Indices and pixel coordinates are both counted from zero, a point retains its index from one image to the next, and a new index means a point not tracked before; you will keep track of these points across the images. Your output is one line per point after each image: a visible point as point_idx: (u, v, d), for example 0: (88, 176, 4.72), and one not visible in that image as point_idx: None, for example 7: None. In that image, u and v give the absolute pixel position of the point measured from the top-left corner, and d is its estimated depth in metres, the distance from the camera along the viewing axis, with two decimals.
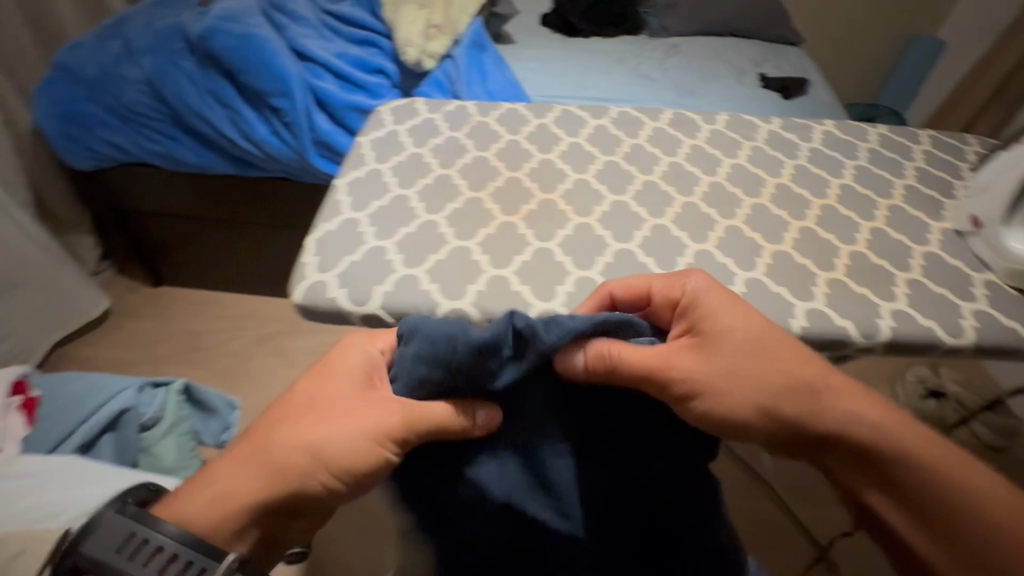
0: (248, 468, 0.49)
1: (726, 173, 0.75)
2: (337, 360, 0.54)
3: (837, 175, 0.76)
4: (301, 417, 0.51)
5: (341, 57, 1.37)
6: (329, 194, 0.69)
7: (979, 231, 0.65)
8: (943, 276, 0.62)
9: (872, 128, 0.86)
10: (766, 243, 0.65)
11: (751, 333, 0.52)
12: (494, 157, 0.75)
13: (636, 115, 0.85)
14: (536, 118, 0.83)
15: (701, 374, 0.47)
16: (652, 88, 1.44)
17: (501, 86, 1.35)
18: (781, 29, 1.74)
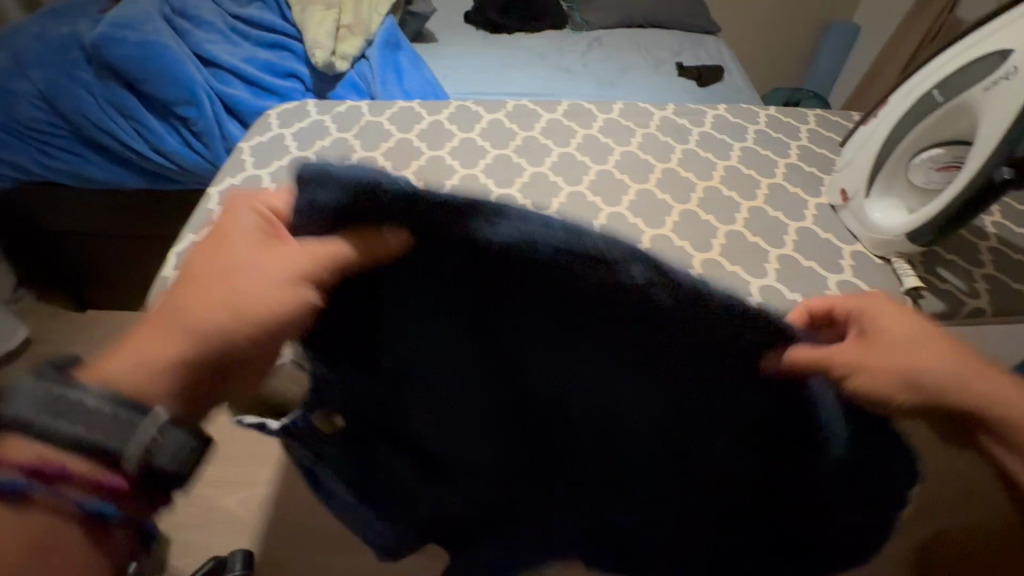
0: (159, 327, 0.35)
1: (616, 161, 0.76)
2: (228, 224, 0.40)
3: (723, 157, 0.78)
4: (215, 274, 0.37)
5: (250, 62, 1.33)
6: (201, 204, 0.66)
7: (848, 204, 0.67)
8: (812, 249, 0.64)
9: (762, 111, 0.89)
10: (647, 227, 0.66)
11: (909, 334, 0.39)
12: (381, 156, 0.74)
13: (532, 108, 0.85)
14: (429, 114, 0.82)
15: (871, 367, 0.36)
16: (572, 82, 1.45)
17: (418, 86, 1.33)
18: (698, 19, 1.78)
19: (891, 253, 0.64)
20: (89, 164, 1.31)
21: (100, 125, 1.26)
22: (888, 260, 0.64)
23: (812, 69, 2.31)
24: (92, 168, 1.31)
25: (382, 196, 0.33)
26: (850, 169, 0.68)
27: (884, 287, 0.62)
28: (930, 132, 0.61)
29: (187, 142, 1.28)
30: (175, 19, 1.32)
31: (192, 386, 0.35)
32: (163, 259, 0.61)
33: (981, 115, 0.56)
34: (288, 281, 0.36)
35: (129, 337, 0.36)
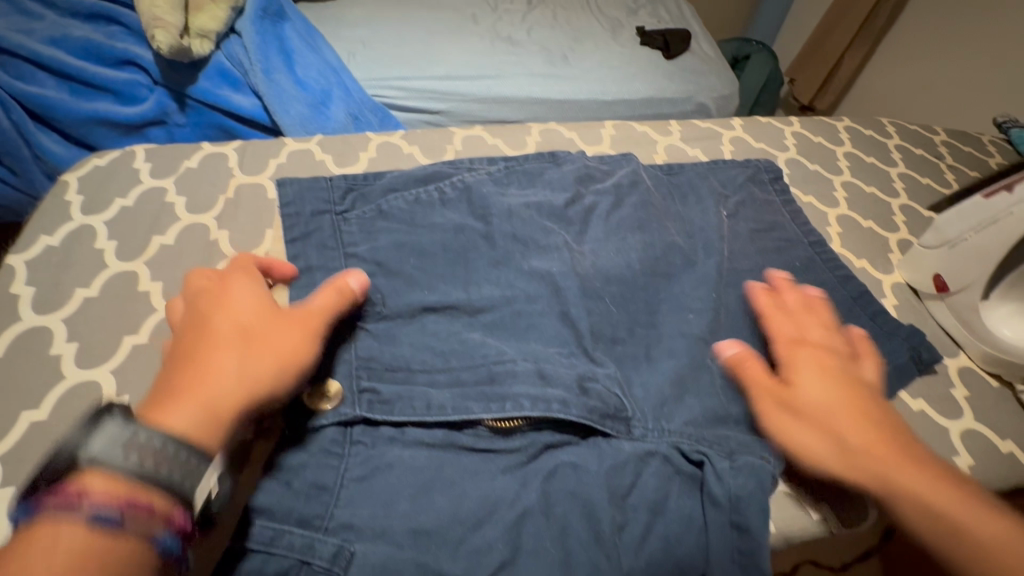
0: (289, 344, 0.41)
1: (622, 171, 0.71)
2: (233, 294, 0.42)
3: (771, 203, 0.72)
4: (183, 351, 0.38)
5: (272, 91, 1.14)
6: (136, 190, 0.63)
7: (946, 295, 0.62)
8: (953, 264, 0.61)
9: (834, 174, 0.80)
10: (546, 246, 0.59)
11: (819, 395, 0.46)
12: (208, 154, 0.68)
13: (644, 132, 0.81)
14: (585, 145, 0.77)
15: (800, 388, 0.47)
16: (534, 79, 1.40)
17: (317, 75, 1.20)
18: (645, 76, 1.49)
19: (1014, 375, 0.58)
20: (42, 137, 1.04)
21: (108, 59, 1.08)
22: (1002, 378, 0.59)
23: (977, 64, 1.54)
24: (86, 149, 1.09)
25: (342, 198, 0.61)
26: (945, 255, 0.61)
27: (896, 333, 0.59)
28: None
29: (230, 112, 1.15)
30: (167, 52, 1.06)
31: (233, 399, 0.36)
32: (58, 182, 0.63)
33: (1014, 226, 0.55)
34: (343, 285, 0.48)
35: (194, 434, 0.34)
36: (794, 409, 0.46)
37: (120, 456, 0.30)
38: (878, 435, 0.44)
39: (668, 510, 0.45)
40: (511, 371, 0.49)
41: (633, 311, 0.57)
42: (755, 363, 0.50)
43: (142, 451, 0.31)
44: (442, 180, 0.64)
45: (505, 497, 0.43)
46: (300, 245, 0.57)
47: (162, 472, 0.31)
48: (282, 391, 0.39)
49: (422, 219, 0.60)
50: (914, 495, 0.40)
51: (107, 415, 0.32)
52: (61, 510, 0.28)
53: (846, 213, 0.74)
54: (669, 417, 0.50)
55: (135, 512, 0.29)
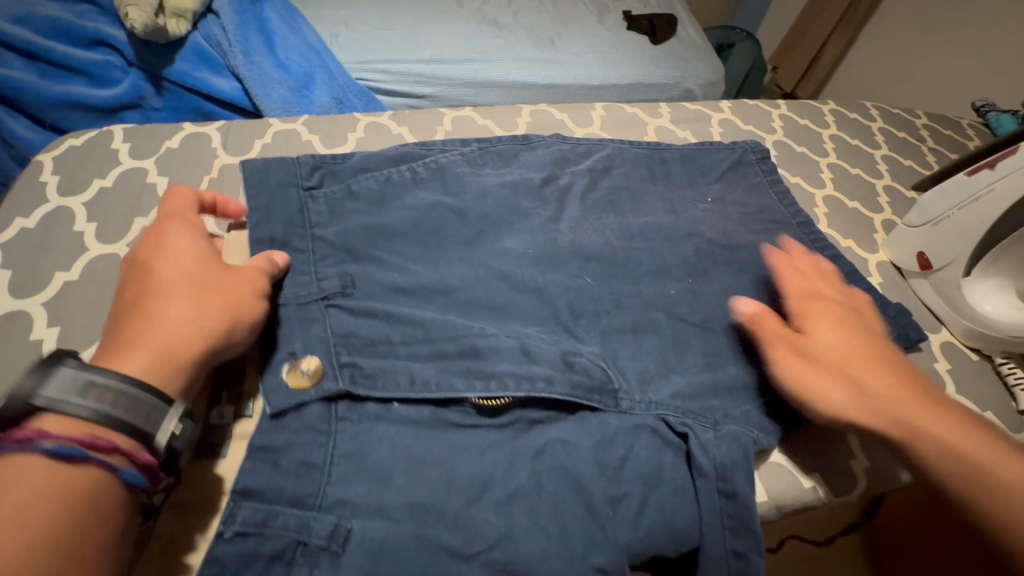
0: (243, 297, 0.42)
1: (611, 154, 0.71)
2: (179, 247, 0.43)
3: (759, 184, 0.73)
4: (131, 305, 0.39)
5: (253, 72, 1.11)
6: (114, 171, 0.61)
7: (929, 273, 0.63)
8: (937, 242, 0.62)
9: (820, 156, 0.81)
10: (536, 231, 0.60)
11: (838, 343, 0.49)
12: (189, 134, 0.66)
13: (634, 114, 0.81)
14: (576, 127, 0.77)
15: (818, 337, 0.50)
16: (521, 63, 1.39)
17: (298, 56, 1.17)
18: (632, 61, 1.48)
19: (993, 349, 0.60)
20: (10, 121, 0.99)
21: (80, 39, 1.04)
22: (982, 351, 0.61)
23: (955, 51, 1.58)
24: (59, 134, 1.05)
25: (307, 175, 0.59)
26: (929, 233, 0.63)
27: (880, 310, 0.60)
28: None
29: (210, 95, 1.12)
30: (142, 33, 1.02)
31: (194, 346, 0.37)
32: (32, 163, 0.60)
33: (998, 204, 0.56)
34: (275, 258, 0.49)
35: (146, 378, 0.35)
36: (808, 357, 0.49)
37: (70, 399, 0.31)
38: (898, 381, 0.46)
39: (662, 482, 0.44)
40: (494, 347, 0.48)
41: (622, 290, 0.57)
42: (773, 316, 0.53)
43: (95, 393, 0.32)
44: (415, 160, 0.64)
45: (499, 472, 0.43)
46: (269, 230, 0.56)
47: (109, 412, 0.32)
48: (238, 342, 0.41)
49: (404, 201, 0.60)
50: (934, 434, 0.43)
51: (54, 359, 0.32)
52: (17, 447, 0.30)
53: (833, 194, 0.75)
54: (652, 390, 0.50)
55: (92, 447, 0.31)
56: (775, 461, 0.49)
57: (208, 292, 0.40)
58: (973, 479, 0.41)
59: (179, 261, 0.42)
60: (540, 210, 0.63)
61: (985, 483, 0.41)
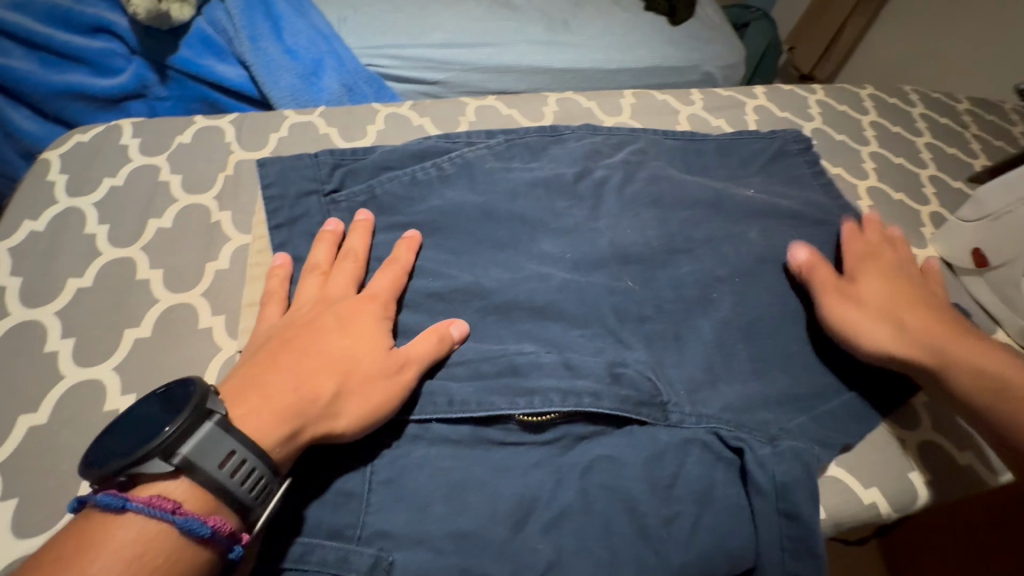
0: (379, 394, 0.41)
1: (644, 146, 0.68)
2: (355, 311, 0.45)
3: (799, 176, 0.69)
4: (279, 351, 0.40)
5: (261, 58, 1.07)
6: (125, 167, 0.58)
7: (985, 269, 0.59)
8: (995, 237, 0.58)
9: (862, 146, 0.77)
10: (571, 232, 0.57)
11: (898, 295, 0.52)
12: (201, 128, 0.62)
13: (665, 102, 0.77)
14: (604, 115, 0.73)
15: (870, 286, 0.53)
16: (535, 46, 1.34)
17: (305, 41, 1.13)
18: (650, 43, 1.43)
19: None
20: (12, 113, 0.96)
21: (79, 25, 0.99)
22: None
23: (987, 30, 1.51)
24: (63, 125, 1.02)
25: (328, 180, 0.57)
26: (989, 227, 0.59)
27: None
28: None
29: (216, 84, 1.08)
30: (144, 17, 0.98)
31: (301, 417, 0.37)
32: (39, 160, 0.57)
33: None
34: (449, 331, 0.46)
35: (259, 433, 0.35)
36: (858, 300, 0.52)
37: (209, 471, 0.32)
38: (958, 332, 0.50)
39: (715, 500, 0.42)
40: (535, 362, 0.45)
41: (663, 293, 0.54)
42: (825, 266, 0.55)
43: (230, 469, 0.33)
44: (437, 155, 0.61)
45: (544, 493, 0.41)
46: (286, 233, 0.53)
47: (240, 491, 0.33)
48: (347, 433, 0.39)
49: (430, 202, 0.57)
50: (988, 372, 0.46)
51: (202, 417, 0.33)
52: (157, 515, 0.30)
53: (877, 187, 0.72)
54: (702, 402, 0.47)
55: (219, 529, 0.32)
56: (834, 476, 0.46)
57: (355, 374, 0.40)
58: None
59: (344, 329, 0.43)
60: (573, 209, 0.60)
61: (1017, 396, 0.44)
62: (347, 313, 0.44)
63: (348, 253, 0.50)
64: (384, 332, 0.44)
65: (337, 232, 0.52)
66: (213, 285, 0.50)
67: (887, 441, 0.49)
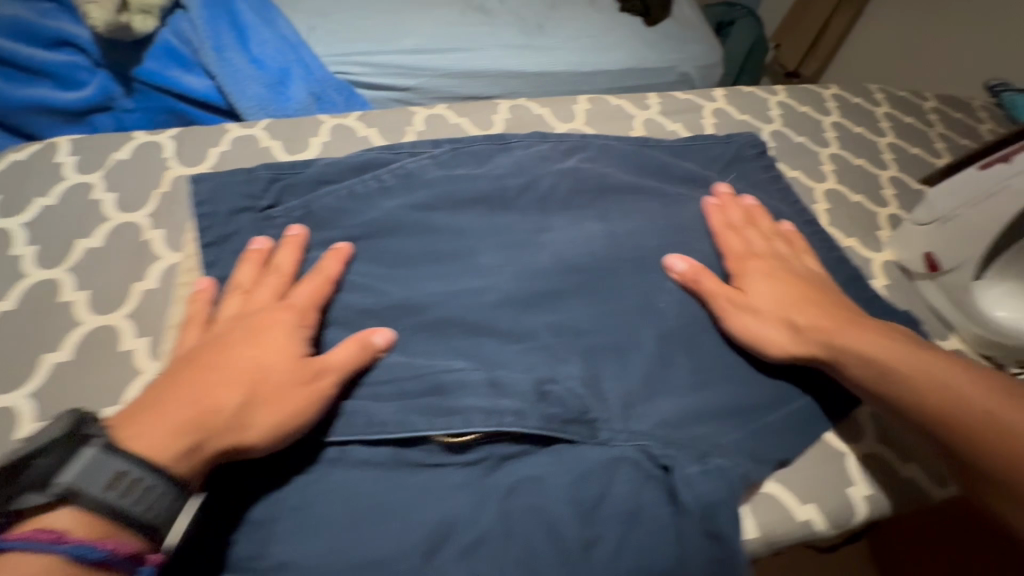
0: (291, 402, 0.39)
1: (594, 152, 0.67)
2: (271, 320, 0.43)
3: (754, 181, 0.68)
4: (185, 366, 0.39)
5: (225, 68, 1.06)
6: (60, 185, 0.57)
7: (937, 273, 0.58)
8: (944, 241, 0.57)
9: (822, 147, 0.75)
10: (512, 244, 0.56)
11: (785, 294, 0.52)
12: (140, 143, 0.62)
13: (620, 106, 0.75)
14: (556, 122, 0.72)
15: (766, 290, 0.52)
16: (507, 50, 1.33)
17: (272, 50, 1.12)
18: (626, 45, 1.41)
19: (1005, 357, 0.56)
20: None
21: (41, 39, 0.98)
22: (992, 358, 0.56)
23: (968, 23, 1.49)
24: (28, 140, 1.01)
25: (265, 194, 0.56)
26: (942, 229, 0.57)
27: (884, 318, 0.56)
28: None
29: (182, 95, 1.08)
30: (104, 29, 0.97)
31: (202, 430, 0.36)
32: None
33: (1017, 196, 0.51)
34: (370, 338, 0.45)
35: (153, 450, 0.34)
36: (750, 309, 0.51)
37: (96, 494, 0.31)
38: (860, 324, 0.48)
39: (640, 521, 0.41)
40: (460, 381, 0.44)
41: (603, 305, 0.52)
42: (709, 277, 0.54)
43: (121, 490, 0.32)
44: (379, 167, 0.60)
45: (463, 517, 0.40)
46: (216, 251, 0.52)
47: (137, 511, 0.32)
48: (257, 445, 0.38)
49: (368, 215, 0.56)
50: (886, 361, 0.45)
51: (81, 443, 0.33)
52: (36, 547, 0.29)
53: (836, 190, 0.70)
54: (635, 417, 0.46)
55: (116, 551, 0.31)
56: (768, 493, 0.45)
57: (263, 382, 0.39)
58: (941, 403, 0.42)
59: (255, 338, 0.41)
60: (516, 219, 0.59)
61: (948, 407, 0.42)
62: (262, 321, 0.43)
63: (274, 266, 0.50)
64: (300, 340, 0.43)
65: (265, 247, 0.51)
66: (140, 305, 0.50)
67: (827, 454, 0.48)
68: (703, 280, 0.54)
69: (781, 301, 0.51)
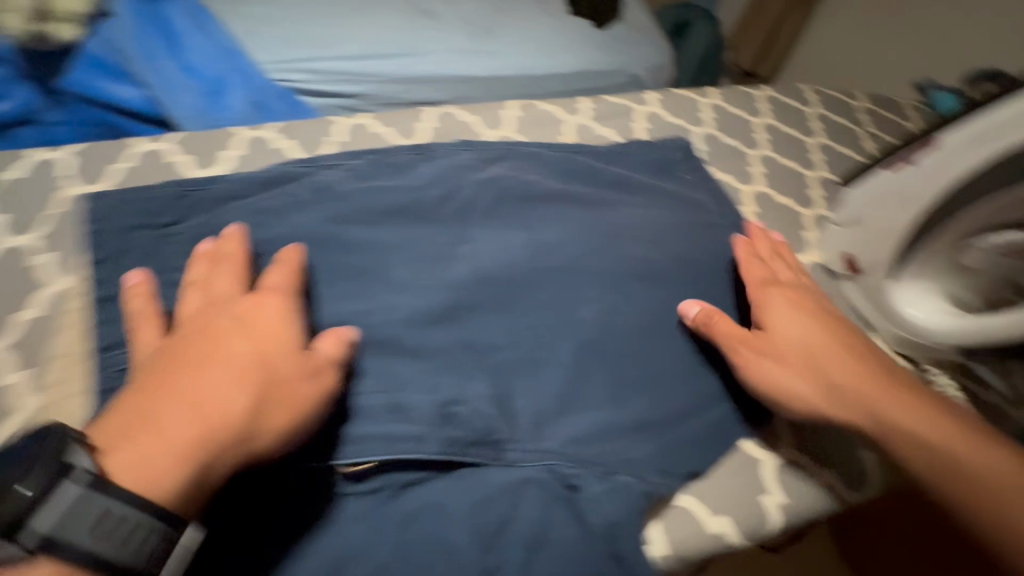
0: (297, 402, 0.38)
1: (519, 160, 0.65)
2: (258, 311, 0.41)
3: (682, 185, 0.68)
4: (173, 368, 0.36)
5: (155, 78, 1.02)
6: None
7: (856, 275, 0.58)
8: (862, 242, 0.57)
9: (752, 149, 0.76)
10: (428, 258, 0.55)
11: (807, 342, 0.50)
12: (34, 159, 0.58)
13: (550, 112, 0.75)
14: (484, 130, 0.71)
15: (788, 336, 0.50)
16: (455, 54, 1.31)
17: (206, 58, 1.09)
18: (576, 48, 1.41)
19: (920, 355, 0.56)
20: None
21: None
22: (907, 357, 0.57)
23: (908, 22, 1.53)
24: None
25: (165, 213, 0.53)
26: (859, 231, 0.57)
27: None
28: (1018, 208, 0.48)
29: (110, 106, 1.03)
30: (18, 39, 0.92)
31: (207, 448, 0.33)
32: None
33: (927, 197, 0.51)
34: (342, 331, 0.44)
35: (155, 478, 0.31)
36: (770, 357, 0.49)
37: (78, 541, 0.29)
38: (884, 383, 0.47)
39: (543, 545, 0.40)
40: (359, 406, 0.43)
41: (519, 319, 0.51)
42: (722, 321, 0.52)
43: (104, 535, 0.29)
44: (292, 182, 0.59)
45: (358, 552, 0.38)
46: (109, 276, 0.49)
47: (122, 558, 0.30)
48: (270, 447, 0.37)
49: (277, 232, 0.54)
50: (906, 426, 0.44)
51: (61, 480, 0.30)
52: None
53: (763, 191, 0.70)
54: (545, 435, 0.44)
55: None
56: (680, 507, 0.44)
57: (266, 379, 0.37)
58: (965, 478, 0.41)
59: (247, 331, 0.39)
60: (435, 232, 0.57)
61: (968, 477, 0.41)
62: (246, 313, 0.41)
63: (236, 255, 0.47)
64: (293, 330, 0.42)
65: (227, 237, 0.48)
66: (22, 336, 0.47)
67: (743, 463, 0.47)
68: (717, 324, 0.51)
69: (804, 351, 0.49)
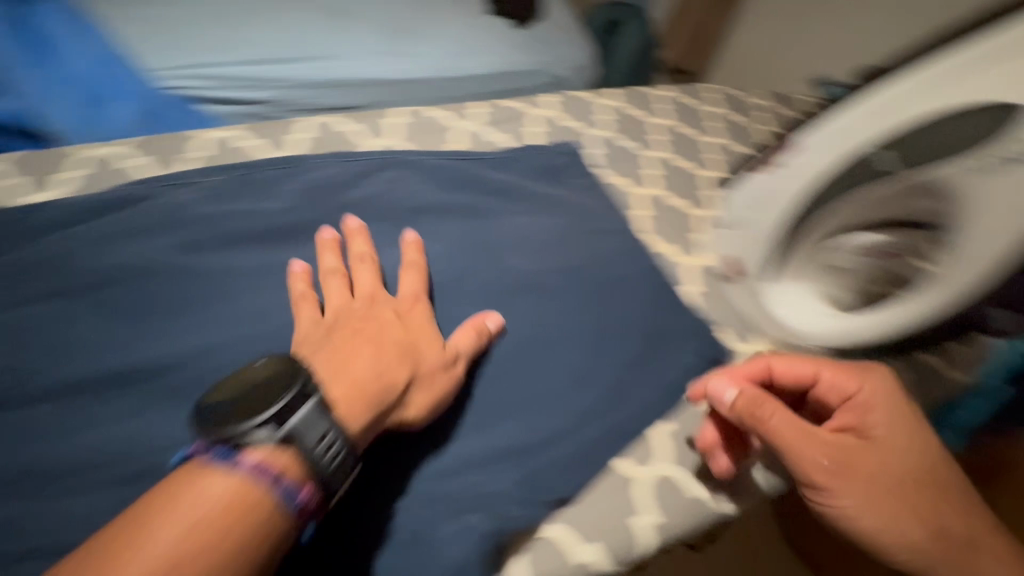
0: (441, 385, 0.44)
1: (398, 170, 0.62)
2: (407, 302, 0.48)
3: (571, 192, 0.66)
4: (343, 345, 0.42)
5: (22, 89, 0.92)
6: None
7: (740, 278, 0.56)
8: (743, 245, 0.54)
9: (647, 151, 0.75)
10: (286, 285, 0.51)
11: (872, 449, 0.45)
12: None
13: (437, 118, 0.71)
14: (364, 139, 0.67)
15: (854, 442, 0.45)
16: (368, 56, 1.26)
17: (83, 65, 0.99)
18: (495, 48, 1.38)
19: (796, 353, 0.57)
20: None
21: None
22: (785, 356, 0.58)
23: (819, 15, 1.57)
24: None
25: None
26: (739, 234, 0.54)
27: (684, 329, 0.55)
28: (875, 208, 0.48)
29: None
30: None
31: (376, 407, 0.39)
32: None
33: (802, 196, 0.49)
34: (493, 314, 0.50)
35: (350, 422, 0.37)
36: (838, 469, 0.43)
37: (310, 443, 0.34)
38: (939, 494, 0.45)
39: None
40: None
41: None
42: (780, 416, 0.43)
43: (322, 447, 0.35)
44: (135, 206, 0.53)
45: None
46: None
47: (324, 466, 0.34)
48: (418, 418, 0.42)
49: (112, 265, 0.49)
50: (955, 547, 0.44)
51: (305, 397, 0.36)
52: (260, 477, 0.32)
53: (655, 194, 0.70)
54: (396, 474, 0.42)
55: (308, 498, 0.34)
56: (549, 537, 0.42)
57: (416, 355, 0.44)
58: None
59: (401, 317, 0.46)
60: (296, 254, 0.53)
61: None
62: (393, 304, 0.47)
63: (360, 254, 0.52)
64: (432, 320, 0.48)
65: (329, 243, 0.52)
66: None
67: (616, 483, 0.46)
68: (766, 415, 0.43)
69: (873, 459, 0.44)
